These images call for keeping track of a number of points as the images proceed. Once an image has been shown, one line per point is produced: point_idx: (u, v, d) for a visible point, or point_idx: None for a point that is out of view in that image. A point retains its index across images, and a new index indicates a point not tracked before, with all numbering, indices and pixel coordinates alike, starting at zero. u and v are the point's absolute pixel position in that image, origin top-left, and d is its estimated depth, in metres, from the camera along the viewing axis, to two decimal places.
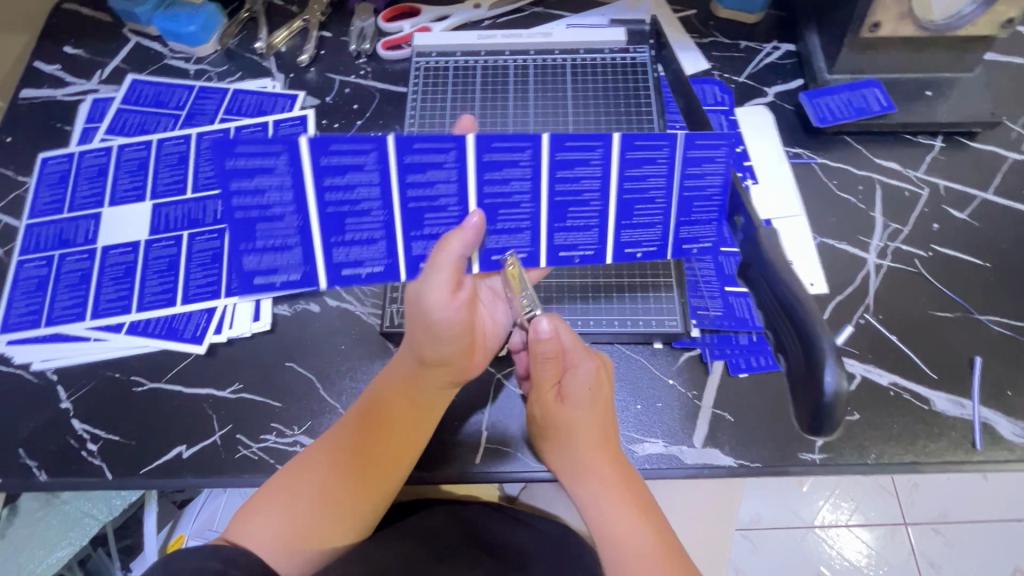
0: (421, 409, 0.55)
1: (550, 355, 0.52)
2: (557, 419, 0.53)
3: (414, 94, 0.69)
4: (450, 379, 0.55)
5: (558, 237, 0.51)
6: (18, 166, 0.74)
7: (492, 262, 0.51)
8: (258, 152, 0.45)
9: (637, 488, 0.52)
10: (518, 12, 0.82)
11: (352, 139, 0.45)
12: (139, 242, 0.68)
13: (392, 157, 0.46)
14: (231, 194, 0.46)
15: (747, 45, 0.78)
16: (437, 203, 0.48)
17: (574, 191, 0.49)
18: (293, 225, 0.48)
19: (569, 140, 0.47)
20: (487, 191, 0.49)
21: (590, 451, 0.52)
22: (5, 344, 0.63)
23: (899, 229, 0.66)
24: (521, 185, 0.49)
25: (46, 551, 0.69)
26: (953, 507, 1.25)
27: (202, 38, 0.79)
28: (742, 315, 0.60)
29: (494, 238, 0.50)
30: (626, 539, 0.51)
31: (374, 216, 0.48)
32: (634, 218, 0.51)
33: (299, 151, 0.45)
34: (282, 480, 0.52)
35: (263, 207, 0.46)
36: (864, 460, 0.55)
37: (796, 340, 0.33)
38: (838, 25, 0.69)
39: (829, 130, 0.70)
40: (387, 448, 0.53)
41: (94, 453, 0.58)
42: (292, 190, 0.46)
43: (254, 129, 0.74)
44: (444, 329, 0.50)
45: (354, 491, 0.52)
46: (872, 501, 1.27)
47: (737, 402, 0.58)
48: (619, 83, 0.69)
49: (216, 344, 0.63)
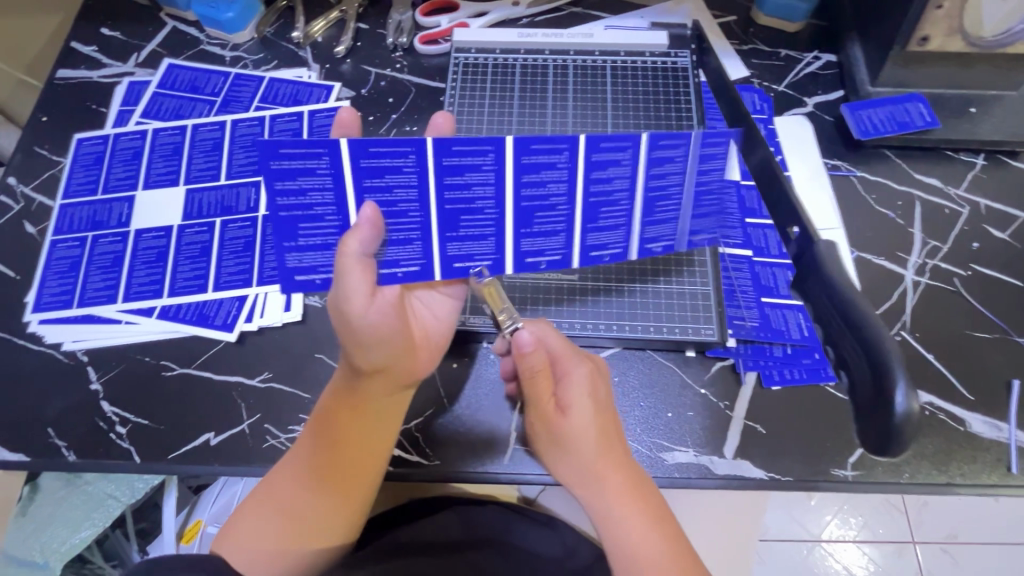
0: (376, 416, 0.53)
1: (538, 367, 0.52)
2: (558, 430, 0.51)
3: (452, 91, 0.69)
4: (396, 382, 0.53)
5: (590, 239, 0.49)
6: (52, 146, 0.74)
7: (525, 264, 0.50)
8: (299, 152, 0.43)
9: (646, 495, 0.51)
10: (556, 11, 0.81)
11: (394, 140, 0.43)
12: (172, 227, 0.68)
13: (432, 159, 0.44)
14: (275, 194, 0.44)
15: (788, 53, 0.77)
16: (473, 205, 0.47)
17: (605, 192, 0.47)
18: (334, 226, 0.46)
19: (603, 140, 0.45)
20: (524, 193, 0.47)
21: (596, 463, 0.50)
22: (37, 324, 0.63)
23: (938, 246, 0.65)
24: (557, 186, 0.47)
25: (70, 531, 0.70)
26: (963, 528, 1.24)
27: (240, 26, 0.79)
28: (778, 326, 0.59)
29: (527, 240, 0.49)
30: (639, 551, 0.49)
31: (411, 217, 0.47)
32: (656, 215, 0.48)
33: (340, 153, 0.43)
34: (261, 495, 0.53)
35: (305, 207, 0.45)
36: (897, 479, 0.55)
37: (862, 356, 0.32)
38: (884, 36, 0.68)
39: (870, 143, 0.69)
40: (347, 460, 0.52)
41: (122, 436, 0.58)
42: (332, 190, 0.45)
43: (289, 119, 0.74)
44: (370, 333, 0.48)
45: (323, 506, 0.52)
46: (880, 518, 1.26)
47: (767, 415, 0.57)
48: (659, 86, 0.69)
49: (247, 333, 0.63)
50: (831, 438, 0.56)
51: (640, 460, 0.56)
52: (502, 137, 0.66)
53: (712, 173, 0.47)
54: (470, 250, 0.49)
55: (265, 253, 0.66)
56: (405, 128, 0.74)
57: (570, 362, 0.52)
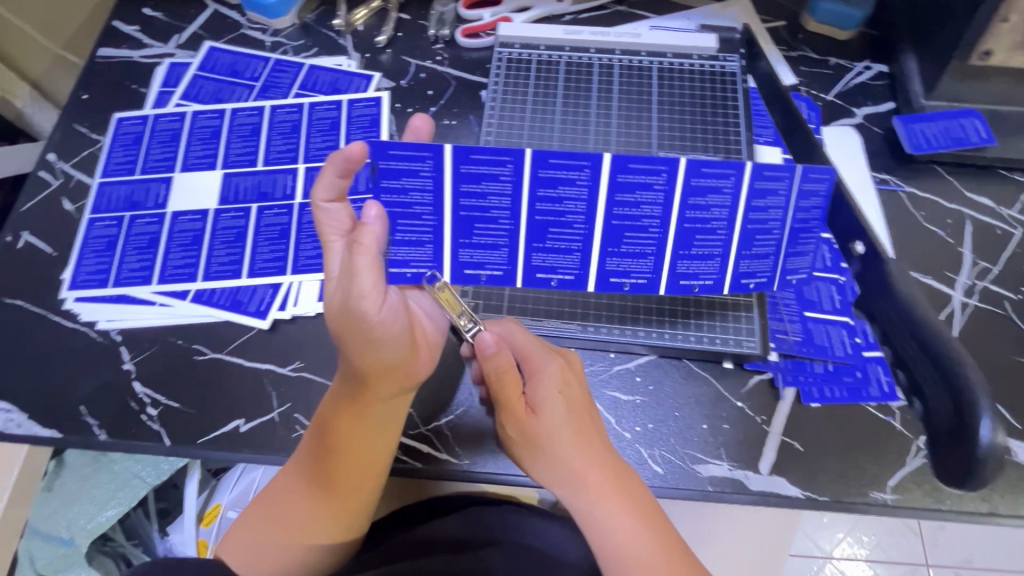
0: (370, 420, 0.53)
1: (503, 369, 0.50)
2: (532, 431, 0.50)
3: (494, 85, 0.68)
4: (400, 385, 0.53)
5: (681, 265, 0.50)
6: (92, 124, 0.74)
7: (609, 284, 0.52)
8: (407, 154, 0.46)
9: (628, 491, 0.50)
10: (601, 9, 0.80)
11: (493, 150, 0.47)
12: (207, 211, 0.68)
13: (527, 169, 0.48)
14: (381, 191, 0.48)
15: (838, 62, 0.75)
16: (564, 220, 0.49)
17: (702, 220, 0.48)
18: (429, 225, 0.49)
19: (706, 165, 0.46)
20: (617, 212, 0.49)
21: (578, 459, 0.49)
22: (73, 301, 0.63)
23: (988, 267, 0.63)
24: (650, 209, 0.49)
25: (98, 508, 0.70)
26: (978, 553, 1.22)
27: (282, 11, 0.78)
28: (822, 342, 0.58)
29: (614, 260, 0.51)
30: (629, 547, 0.48)
31: (502, 225, 0.50)
32: (753, 249, 0.49)
33: (444, 158, 0.47)
34: (265, 504, 0.55)
35: (405, 204, 0.48)
36: (939, 506, 0.53)
37: (943, 382, 0.31)
38: (943, 49, 0.65)
39: (922, 157, 0.67)
40: (337, 466, 0.53)
41: (153, 417, 0.58)
42: (432, 192, 0.48)
43: (328, 107, 0.73)
44: (378, 332, 0.49)
45: (316, 509, 0.54)
46: (894, 539, 1.24)
47: (805, 432, 0.56)
48: (706, 90, 0.67)
49: (280, 321, 0.62)
50: (870, 459, 0.55)
51: (672, 470, 0.55)
52: (543, 139, 0.64)
53: (809, 206, 0.47)
54: (554, 263, 0.51)
55: (300, 241, 0.66)
56: (444, 120, 0.73)
57: (542, 361, 0.52)
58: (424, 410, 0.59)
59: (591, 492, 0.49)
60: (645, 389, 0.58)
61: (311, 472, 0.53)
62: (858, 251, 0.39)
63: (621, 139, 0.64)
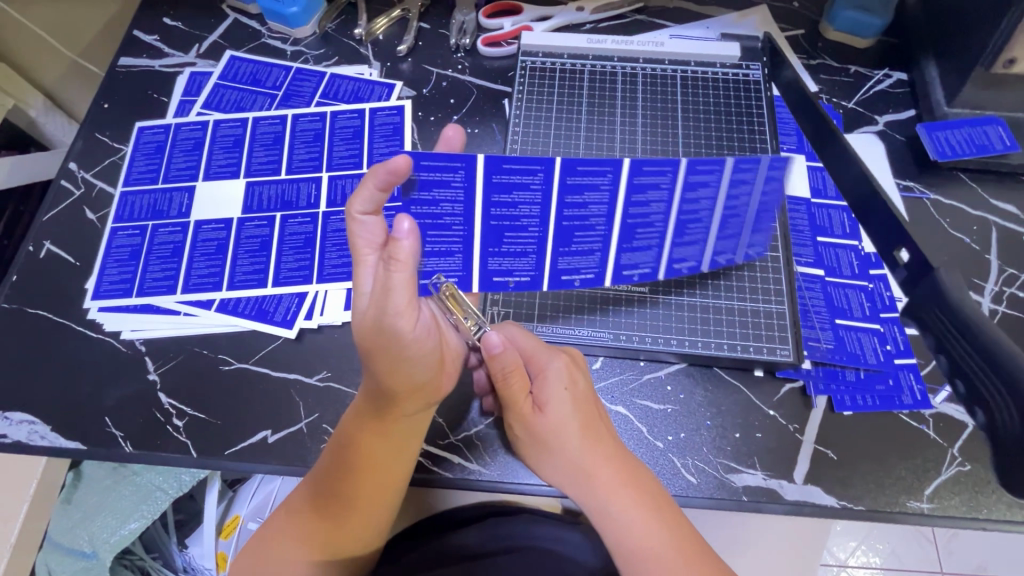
0: (390, 438, 0.52)
1: (510, 368, 0.49)
2: (540, 429, 0.51)
3: (519, 94, 0.68)
4: (423, 402, 0.52)
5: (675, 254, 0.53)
6: (113, 133, 0.74)
7: (622, 277, 0.54)
8: (439, 166, 0.45)
9: (643, 486, 0.50)
10: (620, 18, 0.81)
11: (525, 160, 0.46)
12: (231, 220, 0.67)
13: (557, 177, 0.47)
14: (411, 204, 0.48)
15: (857, 70, 0.75)
16: (588, 223, 0.50)
17: (691, 210, 0.50)
18: (458, 235, 0.50)
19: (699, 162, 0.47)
20: (631, 212, 0.49)
21: (586, 455, 0.50)
22: (96, 311, 0.63)
23: (1016, 274, 0.63)
24: (656, 205, 0.50)
25: (119, 522, 0.68)
26: (993, 561, 1.22)
27: (303, 20, 0.79)
28: (853, 350, 0.58)
29: (628, 256, 0.53)
30: (644, 541, 0.48)
31: (531, 232, 0.51)
32: (727, 230, 0.52)
33: (476, 169, 0.46)
34: (281, 520, 0.55)
35: (435, 216, 0.48)
36: (975, 515, 0.53)
37: (999, 386, 0.31)
38: (966, 57, 0.66)
39: (946, 164, 0.68)
40: (356, 484, 0.52)
41: (179, 429, 0.58)
42: (462, 203, 0.48)
43: (350, 116, 0.73)
44: (409, 351, 0.47)
45: (334, 527, 0.53)
46: (908, 548, 1.25)
47: (839, 441, 0.56)
48: (730, 98, 0.67)
49: (306, 330, 0.62)
50: (905, 468, 0.55)
51: (706, 480, 0.54)
52: (570, 148, 0.65)
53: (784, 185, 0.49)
54: (577, 264, 0.53)
55: (325, 250, 0.65)
56: (467, 129, 0.73)
57: (546, 361, 0.53)
58: (451, 419, 0.58)
59: (603, 489, 0.49)
60: (677, 398, 0.58)
61: (328, 491, 0.53)
62: (903, 260, 0.39)
63: (647, 147, 0.64)
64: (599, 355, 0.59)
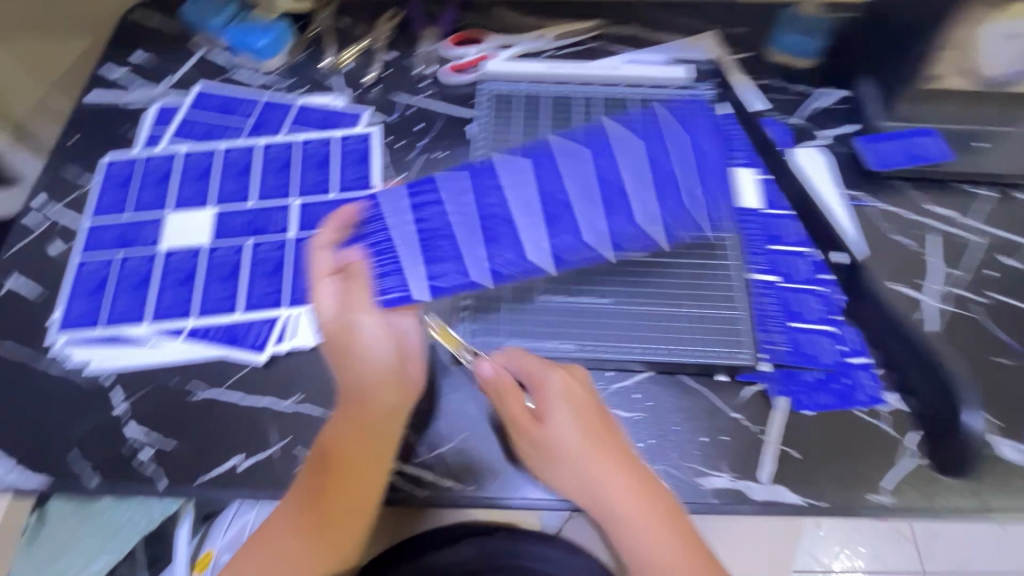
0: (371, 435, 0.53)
1: (504, 388, 0.54)
2: (546, 441, 0.52)
3: (483, 120, 0.72)
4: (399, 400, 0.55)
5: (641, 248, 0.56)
6: (82, 167, 0.75)
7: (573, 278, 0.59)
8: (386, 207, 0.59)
9: (651, 497, 0.51)
10: (579, 45, 0.84)
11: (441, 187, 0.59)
12: (201, 247, 0.68)
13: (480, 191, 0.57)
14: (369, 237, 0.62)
15: (801, 89, 0.80)
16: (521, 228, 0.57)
17: None
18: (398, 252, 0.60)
19: None
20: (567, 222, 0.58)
21: (600, 469, 0.51)
22: (62, 343, 0.62)
23: (956, 274, 0.67)
24: None
25: (83, 562, 0.64)
26: (974, 557, 1.41)
27: (271, 52, 0.81)
28: (809, 351, 0.60)
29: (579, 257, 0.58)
30: (659, 549, 0.49)
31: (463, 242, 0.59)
32: None
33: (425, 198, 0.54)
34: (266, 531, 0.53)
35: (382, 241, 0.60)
36: (932, 506, 0.55)
37: None
38: (896, 74, 0.71)
39: (885, 174, 0.72)
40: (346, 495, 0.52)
41: (148, 460, 0.57)
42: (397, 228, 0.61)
43: (320, 143, 0.75)
44: (367, 356, 0.55)
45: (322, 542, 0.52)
46: (886, 547, 1.41)
47: (802, 440, 0.58)
48: (682, 117, 0.71)
49: (277, 354, 0.62)
50: (864, 463, 0.57)
51: (675, 485, 0.55)
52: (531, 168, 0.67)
53: None
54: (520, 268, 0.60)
55: (296, 274, 0.66)
56: (434, 153, 0.75)
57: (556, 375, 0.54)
58: (424, 436, 0.58)
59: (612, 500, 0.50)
60: (644, 406, 0.59)
61: (318, 501, 0.52)
62: None
63: (606, 164, 0.67)
64: (568, 366, 0.60)
